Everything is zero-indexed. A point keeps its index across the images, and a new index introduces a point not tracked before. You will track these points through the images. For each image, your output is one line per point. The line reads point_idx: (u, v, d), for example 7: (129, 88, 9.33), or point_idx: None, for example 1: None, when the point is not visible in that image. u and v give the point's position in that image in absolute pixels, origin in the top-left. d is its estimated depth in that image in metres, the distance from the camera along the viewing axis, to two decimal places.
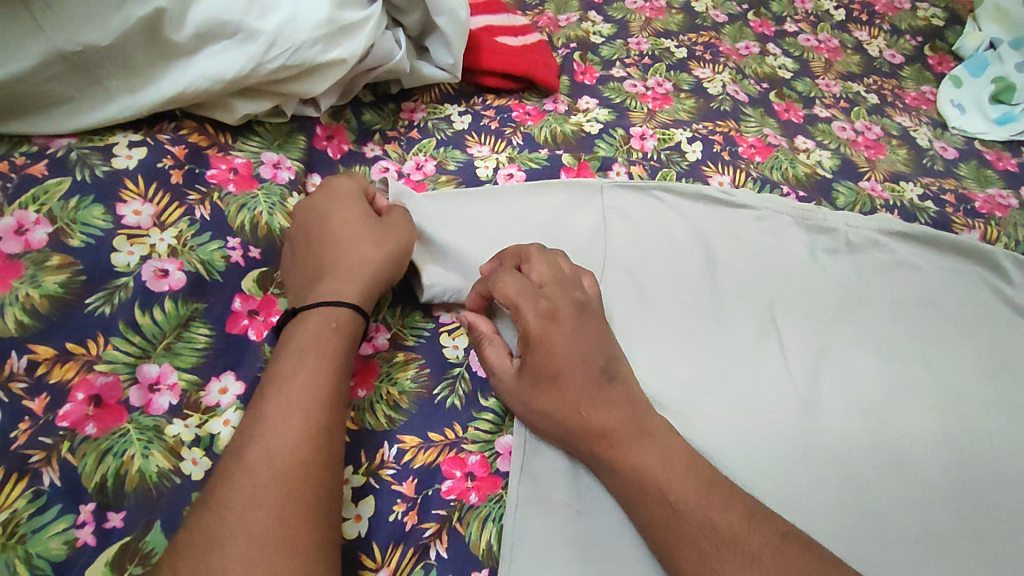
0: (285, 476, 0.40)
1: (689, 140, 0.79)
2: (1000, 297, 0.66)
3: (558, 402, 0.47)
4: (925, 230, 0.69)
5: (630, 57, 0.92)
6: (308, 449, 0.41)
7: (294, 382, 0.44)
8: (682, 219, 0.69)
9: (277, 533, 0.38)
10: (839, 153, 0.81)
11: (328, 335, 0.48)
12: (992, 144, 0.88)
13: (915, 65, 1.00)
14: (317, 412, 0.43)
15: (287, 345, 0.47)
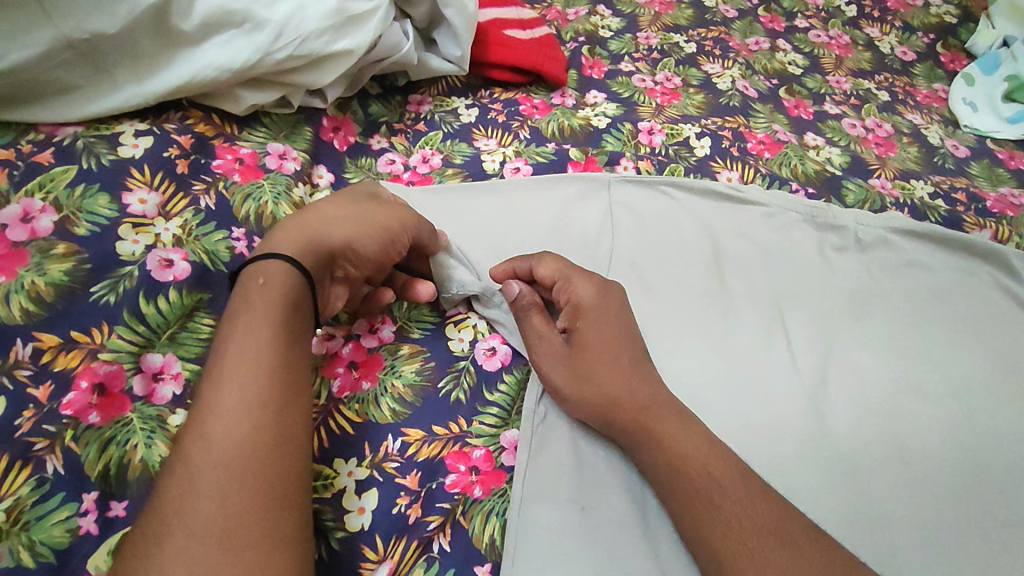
0: (224, 463, 0.38)
1: (698, 135, 0.78)
2: (1011, 297, 0.66)
3: (602, 367, 0.49)
4: (938, 229, 0.68)
5: (639, 52, 0.91)
6: (247, 433, 0.39)
7: (228, 362, 0.42)
8: (691, 214, 0.68)
9: (221, 524, 0.36)
10: (849, 150, 0.80)
11: (266, 299, 0.45)
12: (1005, 143, 0.87)
13: (926, 63, 0.99)
14: (255, 393, 0.41)
15: (225, 319, 0.44)
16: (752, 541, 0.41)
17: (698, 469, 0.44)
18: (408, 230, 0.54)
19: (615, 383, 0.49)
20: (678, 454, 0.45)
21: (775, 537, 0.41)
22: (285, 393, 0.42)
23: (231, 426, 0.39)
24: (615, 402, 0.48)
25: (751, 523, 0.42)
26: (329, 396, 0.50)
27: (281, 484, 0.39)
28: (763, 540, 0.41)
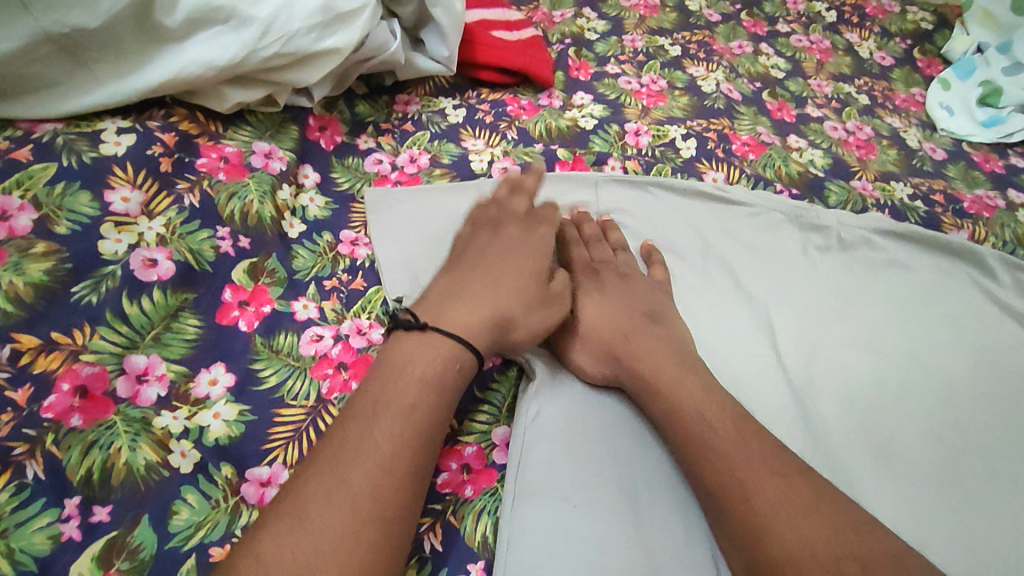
0: (370, 496, 0.40)
1: (684, 136, 0.79)
2: (988, 296, 0.67)
3: (609, 347, 0.55)
4: (917, 229, 0.70)
5: (624, 54, 0.92)
6: (393, 487, 0.42)
7: (395, 406, 0.44)
8: (675, 214, 0.69)
9: (347, 552, 0.38)
10: (830, 152, 0.81)
11: (449, 370, 0.48)
12: (980, 146, 0.89)
13: (904, 68, 1.01)
14: (411, 450, 0.43)
15: (415, 370, 0.47)
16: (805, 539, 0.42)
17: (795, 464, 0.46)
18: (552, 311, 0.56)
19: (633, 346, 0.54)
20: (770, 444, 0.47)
21: (829, 539, 0.41)
22: (429, 447, 0.45)
23: (381, 462, 0.42)
24: (635, 358, 0.53)
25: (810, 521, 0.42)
26: (318, 396, 0.49)
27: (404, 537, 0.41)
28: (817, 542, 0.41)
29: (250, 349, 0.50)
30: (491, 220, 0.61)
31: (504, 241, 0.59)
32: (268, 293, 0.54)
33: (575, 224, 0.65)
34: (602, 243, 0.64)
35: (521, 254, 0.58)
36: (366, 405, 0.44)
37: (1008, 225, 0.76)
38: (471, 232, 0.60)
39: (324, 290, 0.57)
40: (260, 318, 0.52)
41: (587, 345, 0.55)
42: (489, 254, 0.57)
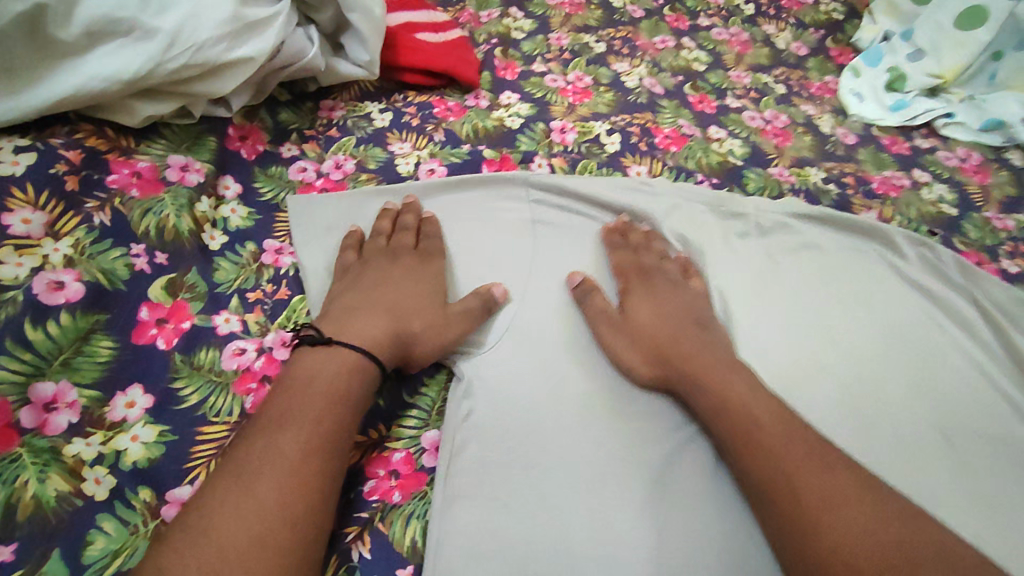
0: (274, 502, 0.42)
1: (608, 132, 0.81)
2: (897, 271, 0.71)
3: (647, 341, 0.58)
4: (829, 212, 0.73)
5: (550, 52, 0.94)
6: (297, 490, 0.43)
7: (294, 421, 0.45)
8: (602, 210, 0.71)
9: (253, 560, 0.39)
10: (749, 141, 0.84)
11: (348, 379, 0.50)
12: (888, 129, 0.94)
13: (817, 57, 1.06)
14: (317, 456, 0.44)
15: (317, 381, 0.49)
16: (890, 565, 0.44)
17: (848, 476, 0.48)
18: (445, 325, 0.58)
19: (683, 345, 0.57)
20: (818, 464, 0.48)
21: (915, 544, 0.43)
22: (337, 453, 0.46)
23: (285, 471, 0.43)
24: (680, 354, 0.56)
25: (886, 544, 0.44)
26: (241, 413, 0.49)
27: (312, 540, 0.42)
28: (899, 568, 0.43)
29: (170, 368, 0.49)
30: (386, 252, 0.63)
31: (402, 269, 0.62)
32: (188, 309, 0.53)
33: (619, 232, 0.69)
34: (649, 251, 0.68)
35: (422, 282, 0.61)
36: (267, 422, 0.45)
37: (913, 203, 0.80)
38: (364, 262, 0.62)
39: (247, 303, 0.56)
40: (180, 335, 0.51)
41: (637, 343, 0.58)
42: (388, 283, 0.60)
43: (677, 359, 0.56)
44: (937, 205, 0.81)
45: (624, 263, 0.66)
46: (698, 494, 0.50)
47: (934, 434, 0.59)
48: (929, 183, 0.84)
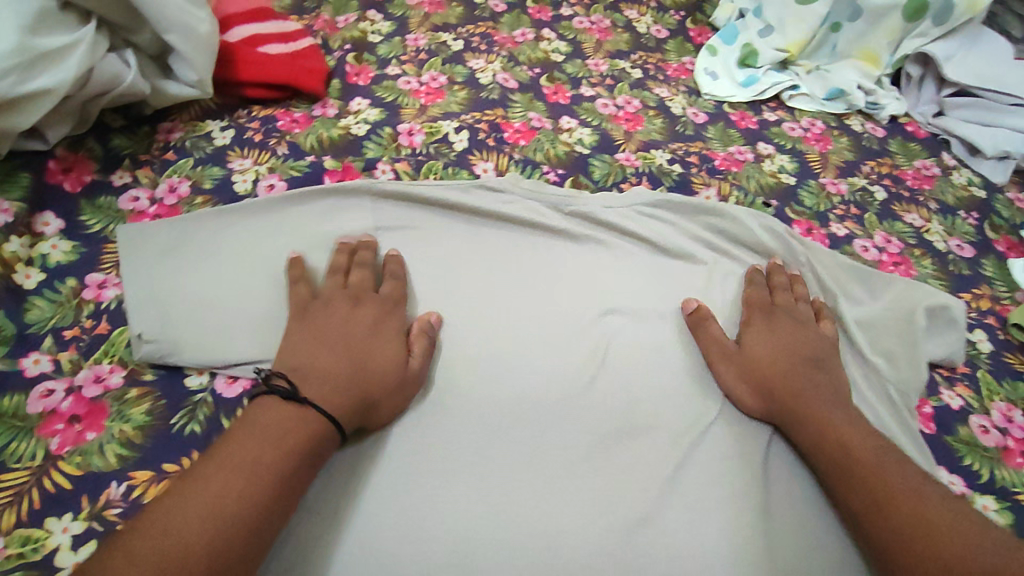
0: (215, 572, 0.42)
1: (456, 130, 0.81)
2: (727, 252, 0.73)
3: (751, 382, 0.61)
4: (666, 198, 0.75)
5: (406, 54, 0.94)
6: (227, 517, 0.44)
7: (237, 454, 0.47)
8: (452, 217, 0.73)
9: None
10: (599, 129, 0.87)
11: (291, 426, 0.50)
12: (739, 105, 0.97)
13: (677, 39, 1.09)
14: (242, 487, 0.45)
15: (256, 422, 0.49)
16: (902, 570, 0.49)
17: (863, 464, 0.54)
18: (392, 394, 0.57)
19: (794, 377, 0.60)
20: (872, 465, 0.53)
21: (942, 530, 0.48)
22: (263, 498, 0.45)
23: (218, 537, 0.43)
24: (796, 391, 0.59)
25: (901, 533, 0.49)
26: (46, 455, 0.49)
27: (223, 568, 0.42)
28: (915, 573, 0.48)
29: None
30: (351, 294, 0.62)
31: (373, 312, 0.61)
32: None
33: (763, 274, 0.70)
34: (788, 292, 0.68)
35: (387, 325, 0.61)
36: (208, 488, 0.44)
37: (753, 175, 0.84)
38: (324, 301, 0.61)
39: (62, 341, 0.56)
40: None
41: (747, 379, 0.62)
42: (353, 325, 0.59)
43: (795, 397, 0.59)
44: (777, 175, 0.85)
45: (697, 304, 0.67)
46: (504, 483, 0.55)
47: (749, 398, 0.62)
48: (771, 154, 0.88)
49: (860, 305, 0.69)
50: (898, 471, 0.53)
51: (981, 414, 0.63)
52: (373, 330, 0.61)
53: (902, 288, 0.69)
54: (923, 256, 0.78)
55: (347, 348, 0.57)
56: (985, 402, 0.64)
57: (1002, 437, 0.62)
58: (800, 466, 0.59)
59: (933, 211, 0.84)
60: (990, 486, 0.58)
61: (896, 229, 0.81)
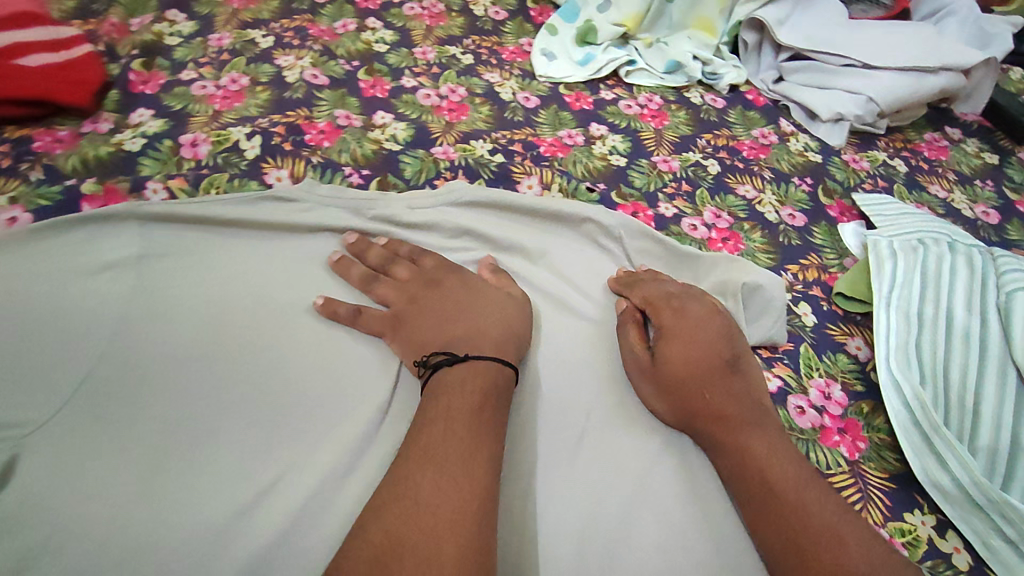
0: (479, 499, 0.45)
1: (248, 136, 0.74)
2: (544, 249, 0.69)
3: (666, 383, 0.56)
4: (484, 196, 0.71)
5: (205, 56, 0.85)
6: (466, 463, 0.46)
7: (455, 410, 0.50)
8: (238, 235, 0.66)
9: (450, 516, 0.43)
10: (415, 122, 0.80)
11: (483, 378, 0.53)
12: (576, 86, 0.92)
13: (515, 20, 1.03)
14: (479, 437, 0.48)
15: (452, 386, 0.52)
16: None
17: (776, 489, 0.49)
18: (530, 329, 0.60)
19: (709, 388, 0.55)
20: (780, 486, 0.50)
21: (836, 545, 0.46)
22: (489, 443, 0.49)
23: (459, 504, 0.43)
24: (699, 395, 0.55)
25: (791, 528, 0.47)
26: None
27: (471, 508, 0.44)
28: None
29: None
30: (427, 280, 0.63)
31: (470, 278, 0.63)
32: None
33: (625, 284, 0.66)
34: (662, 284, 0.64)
35: (476, 287, 0.62)
36: (404, 462, 0.46)
37: (580, 160, 0.80)
38: (410, 300, 0.61)
39: None
40: None
41: (655, 377, 0.57)
42: (446, 308, 0.60)
43: (699, 402, 0.55)
44: (606, 158, 0.81)
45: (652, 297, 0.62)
46: (265, 540, 0.47)
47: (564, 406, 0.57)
48: (602, 136, 0.84)
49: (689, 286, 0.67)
50: (796, 498, 0.49)
51: (799, 394, 0.60)
52: (116, 379, 0.53)
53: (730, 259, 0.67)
54: (752, 229, 0.75)
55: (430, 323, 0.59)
56: (804, 381, 0.61)
57: (818, 416, 0.59)
58: (611, 473, 0.54)
59: (767, 180, 0.82)
60: None
61: (727, 204, 0.78)
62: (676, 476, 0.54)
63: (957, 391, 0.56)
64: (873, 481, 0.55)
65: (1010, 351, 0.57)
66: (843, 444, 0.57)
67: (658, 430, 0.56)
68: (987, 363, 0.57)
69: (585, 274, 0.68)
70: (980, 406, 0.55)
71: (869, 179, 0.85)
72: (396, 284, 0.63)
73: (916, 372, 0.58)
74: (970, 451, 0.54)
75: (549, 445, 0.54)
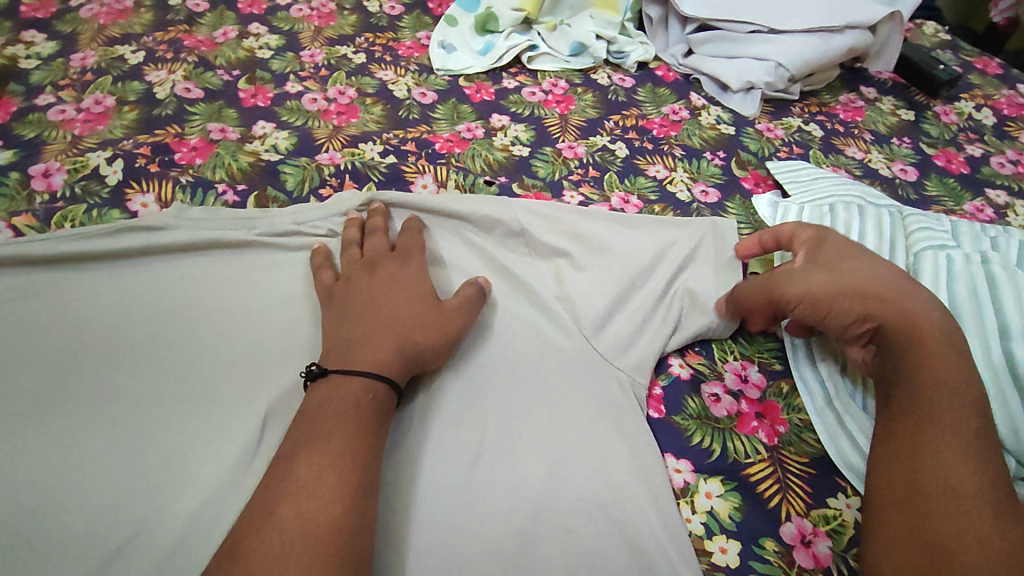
0: (339, 488, 0.40)
1: (108, 160, 0.68)
2: (483, 253, 0.62)
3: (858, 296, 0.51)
4: (382, 197, 0.64)
5: (66, 78, 0.78)
6: (321, 454, 0.41)
7: (317, 399, 0.45)
8: (94, 271, 0.58)
9: (291, 518, 0.38)
10: (299, 129, 0.75)
11: (344, 380, 0.46)
12: (477, 76, 0.87)
13: (413, 14, 0.98)
14: (336, 426, 0.43)
15: (319, 387, 0.46)
16: (896, 517, 0.42)
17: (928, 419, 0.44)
18: (432, 338, 0.51)
19: (914, 325, 0.48)
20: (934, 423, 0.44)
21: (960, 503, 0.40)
22: (361, 426, 0.44)
23: (296, 547, 0.37)
24: (899, 321, 0.49)
25: (926, 431, 0.44)
26: None
27: (325, 497, 0.39)
28: (925, 494, 0.41)
29: None
30: (363, 261, 0.57)
31: (413, 267, 0.57)
32: None
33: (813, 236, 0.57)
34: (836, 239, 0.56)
35: (413, 280, 0.55)
36: (250, 506, 0.40)
37: (479, 153, 0.75)
38: (344, 280, 0.55)
39: None
40: None
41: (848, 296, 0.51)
42: (376, 292, 0.53)
43: (900, 324, 0.49)
44: (507, 149, 0.76)
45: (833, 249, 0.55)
46: None
47: (475, 416, 0.51)
48: (504, 126, 0.79)
49: (627, 251, 0.61)
50: (951, 434, 0.43)
51: (713, 382, 0.57)
52: None
53: (669, 236, 0.63)
54: (664, 211, 0.71)
55: (336, 321, 0.52)
56: (717, 366, 0.58)
57: (734, 402, 0.56)
58: (517, 486, 0.47)
59: (678, 158, 0.78)
60: (720, 465, 0.51)
61: (637, 186, 0.73)
62: (585, 482, 0.48)
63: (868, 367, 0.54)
64: (791, 467, 0.52)
65: None
66: (761, 430, 0.54)
67: (564, 435, 0.50)
68: None
69: (538, 273, 0.61)
70: None
71: (784, 147, 0.82)
72: (386, 246, 0.59)
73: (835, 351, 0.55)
74: None
75: (451, 454, 0.48)
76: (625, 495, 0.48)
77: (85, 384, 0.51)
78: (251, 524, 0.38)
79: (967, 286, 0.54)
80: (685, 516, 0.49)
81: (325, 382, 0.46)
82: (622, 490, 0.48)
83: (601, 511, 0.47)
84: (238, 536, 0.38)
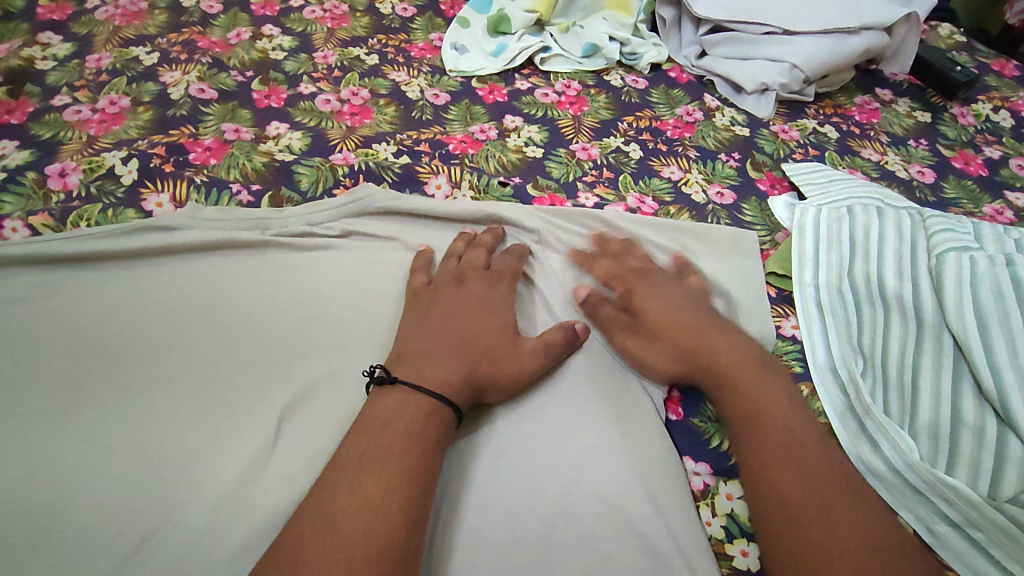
0: (402, 506, 0.40)
1: (123, 160, 0.68)
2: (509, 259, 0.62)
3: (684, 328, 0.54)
4: (411, 205, 0.65)
5: (81, 79, 0.78)
6: (390, 470, 0.41)
7: (381, 412, 0.45)
8: (109, 270, 0.58)
9: (359, 532, 0.38)
10: (313, 130, 0.75)
11: (413, 397, 0.46)
12: (490, 78, 0.87)
13: (425, 16, 0.98)
14: (403, 443, 0.43)
15: (387, 398, 0.46)
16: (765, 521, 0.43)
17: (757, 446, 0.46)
18: (506, 373, 0.50)
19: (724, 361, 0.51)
20: (769, 445, 0.46)
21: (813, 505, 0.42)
22: (427, 445, 0.44)
23: (365, 562, 0.36)
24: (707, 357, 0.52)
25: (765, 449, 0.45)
26: None
27: (392, 514, 0.39)
28: (785, 502, 0.43)
29: None
30: (452, 275, 0.57)
31: (501, 292, 0.57)
32: None
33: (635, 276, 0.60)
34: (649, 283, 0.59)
35: (496, 308, 0.55)
36: (302, 516, 0.39)
37: (494, 154, 0.75)
38: (433, 289, 0.57)
39: None
40: None
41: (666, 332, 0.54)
42: (458, 311, 0.54)
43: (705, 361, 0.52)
44: (521, 151, 0.76)
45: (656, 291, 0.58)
46: None
47: (493, 418, 0.50)
48: (518, 127, 0.79)
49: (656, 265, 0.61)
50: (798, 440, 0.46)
51: None
52: None
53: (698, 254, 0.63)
54: (679, 212, 0.70)
55: (414, 329, 0.53)
56: None
57: None
58: (536, 488, 0.47)
59: (693, 159, 0.77)
60: (739, 468, 0.51)
61: (652, 187, 0.73)
62: (604, 486, 0.47)
63: (893, 370, 0.53)
64: None
65: (944, 316, 0.54)
66: None
67: (586, 439, 0.49)
68: (925, 332, 0.54)
69: (565, 284, 0.61)
70: (919, 382, 0.52)
71: (800, 148, 0.81)
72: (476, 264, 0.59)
73: (853, 356, 0.54)
74: (911, 433, 0.50)
75: (473, 457, 0.48)
76: (643, 498, 0.47)
77: (100, 383, 0.51)
78: (311, 534, 0.38)
79: (991, 288, 0.54)
80: (705, 519, 0.48)
81: (394, 394, 0.46)
82: (641, 493, 0.47)
83: (620, 515, 0.46)
84: (297, 547, 0.37)
